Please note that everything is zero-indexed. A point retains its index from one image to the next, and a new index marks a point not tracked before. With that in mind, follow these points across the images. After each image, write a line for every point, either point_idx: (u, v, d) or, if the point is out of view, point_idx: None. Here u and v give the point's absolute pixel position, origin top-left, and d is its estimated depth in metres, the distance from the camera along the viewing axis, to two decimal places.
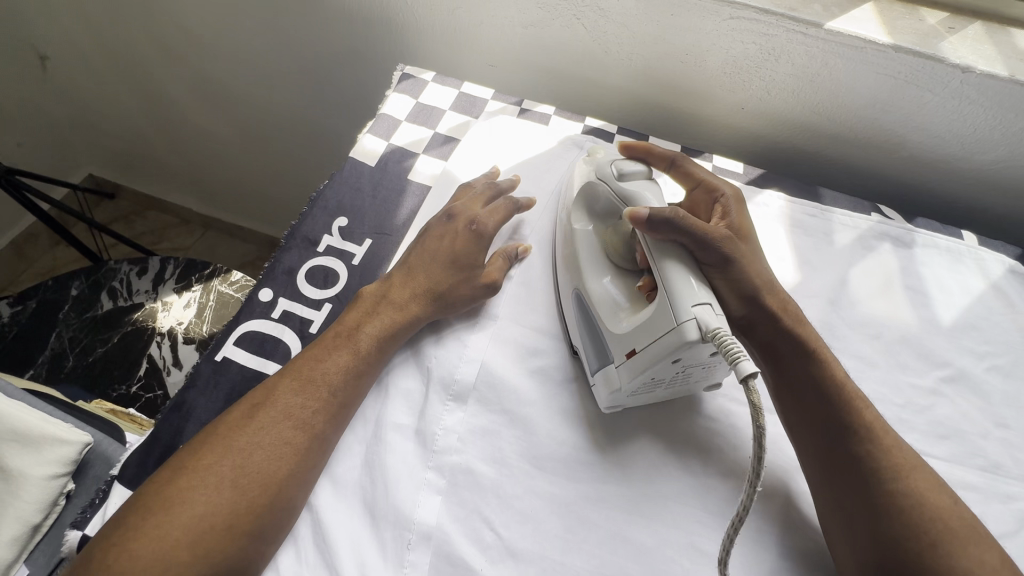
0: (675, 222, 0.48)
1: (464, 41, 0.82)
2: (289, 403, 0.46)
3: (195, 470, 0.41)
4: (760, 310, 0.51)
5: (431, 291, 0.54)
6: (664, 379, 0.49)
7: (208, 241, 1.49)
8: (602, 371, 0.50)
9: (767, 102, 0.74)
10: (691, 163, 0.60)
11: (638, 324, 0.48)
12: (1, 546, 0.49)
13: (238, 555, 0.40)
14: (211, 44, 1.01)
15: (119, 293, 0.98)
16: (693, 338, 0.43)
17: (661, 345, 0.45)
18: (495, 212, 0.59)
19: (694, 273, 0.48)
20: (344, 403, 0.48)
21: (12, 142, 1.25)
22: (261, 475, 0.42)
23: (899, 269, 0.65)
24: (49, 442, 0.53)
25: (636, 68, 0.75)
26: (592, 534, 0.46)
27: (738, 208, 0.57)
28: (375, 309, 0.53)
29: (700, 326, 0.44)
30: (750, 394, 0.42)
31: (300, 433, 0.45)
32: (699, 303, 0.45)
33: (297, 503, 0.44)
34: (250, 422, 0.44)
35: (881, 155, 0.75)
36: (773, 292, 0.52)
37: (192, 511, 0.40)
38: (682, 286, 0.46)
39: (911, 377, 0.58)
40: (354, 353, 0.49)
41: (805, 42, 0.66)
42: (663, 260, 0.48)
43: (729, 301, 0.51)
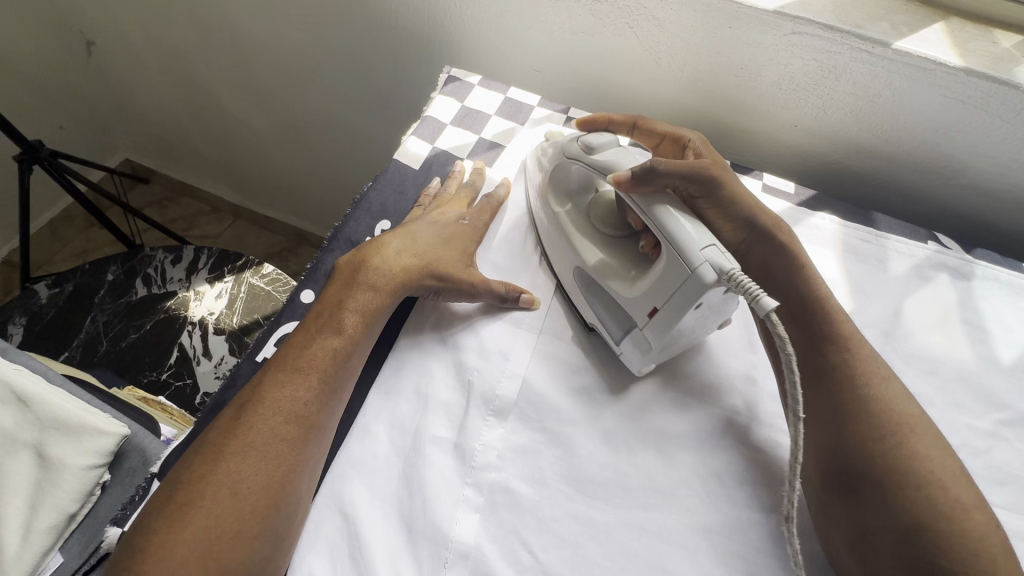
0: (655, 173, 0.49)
1: (511, 44, 0.81)
2: (277, 397, 0.45)
3: (193, 483, 0.41)
4: (751, 232, 0.55)
5: (423, 266, 0.54)
6: (690, 328, 0.49)
7: (237, 230, 1.51)
8: (628, 336, 0.51)
9: (823, 120, 0.71)
10: (651, 120, 0.64)
11: (652, 282, 0.48)
12: (39, 533, 0.50)
13: (257, 561, 0.40)
14: (253, 37, 1.01)
15: (153, 280, 0.99)
16: (711, 281, 0.44)
17: (682, 296, 0.45)
18: (483, 208, 0.62)
19: (683, 211, 0.48)
20: (335, 386, 0.48)
21: (54, 125, 1.27)
22: (261, 477, 0.41)
23: (957, 302, 0.62)
24: (89, 433, 0.53)
25: (687, 80, 0.73)
26: (631, 563, 0.45)
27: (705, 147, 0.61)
28: (354, 280, 0.53)
29: (715, 268, 0.44)
30: (775, 327, 0.43)
31: (293, 427, 0.44)
32: (705, 247, 0.45)
33: (305, 496, 0.44)
34: (239, 424, 0.43)
35: (940, 180, 0.72)
36: (764, 212, 0.55)
37: (198, 524, 0.39)
38: (683, 234, 0.46)
39: (967, 417, 0.55)
40: (339, 336, 0.49)
41: (869, 61, 0.63)
42: (652, 207, 0.48)
43: (724, 230, 0.56)
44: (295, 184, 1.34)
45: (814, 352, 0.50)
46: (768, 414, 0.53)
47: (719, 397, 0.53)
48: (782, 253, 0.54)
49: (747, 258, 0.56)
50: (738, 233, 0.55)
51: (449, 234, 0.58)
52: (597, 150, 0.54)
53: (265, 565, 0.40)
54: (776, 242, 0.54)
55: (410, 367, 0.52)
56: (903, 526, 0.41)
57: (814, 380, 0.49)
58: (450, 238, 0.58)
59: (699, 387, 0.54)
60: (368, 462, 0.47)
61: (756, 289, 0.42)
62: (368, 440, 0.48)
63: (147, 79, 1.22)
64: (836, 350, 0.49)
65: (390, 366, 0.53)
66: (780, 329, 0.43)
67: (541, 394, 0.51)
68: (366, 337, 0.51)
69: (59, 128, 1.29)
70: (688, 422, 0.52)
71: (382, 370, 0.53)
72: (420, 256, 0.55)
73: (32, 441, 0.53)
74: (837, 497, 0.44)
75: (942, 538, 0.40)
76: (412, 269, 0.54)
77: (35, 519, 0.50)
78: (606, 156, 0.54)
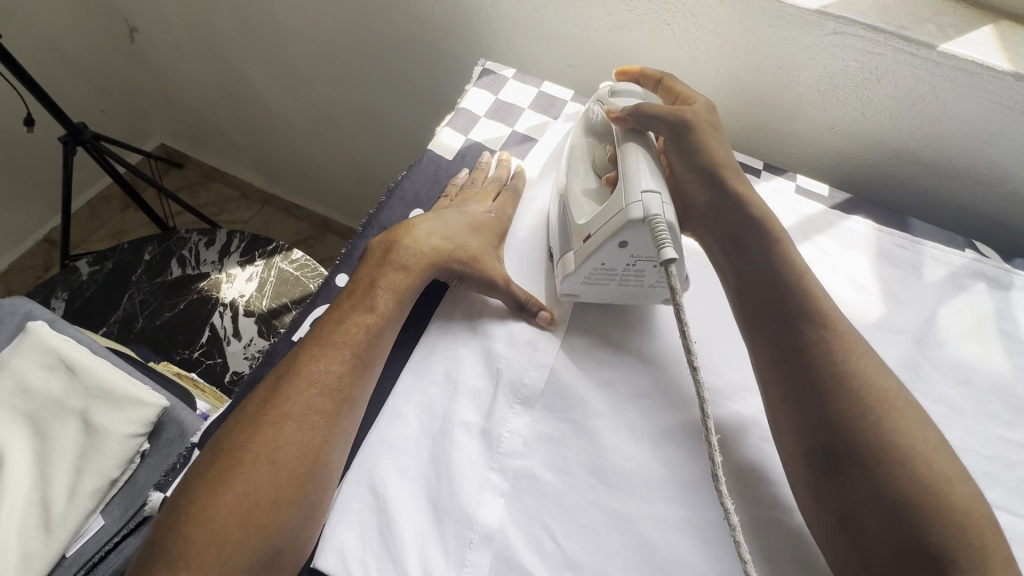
0: (639, 114, 0.55)
1: (547, 39, 0.81)
2: (312, 370, 0.46)
3: (233, 450, 0.42)
4: (715, 194, 0.56)
5: (455, 250, 0.55)
6: (615, 273, 0.52)
7: (266, 216, 1.55)
8: (562, 258, 0.54)
9: (862, 123, 0.70)
10: (677, 80, 0.64)
11: (595, 213, 0.52)
12: (84, 495, 0.52)
13: (292, 528, 0.41)
14: (289, 26, 1.03)
15: (187, 261, 1.02)
16: (635, 217, 0.47)
17: (609, 226, 0.48)
18: (504, 202, 0.62)
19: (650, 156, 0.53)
20: (368, 361, 0.49)
21: (96, 109, 1.32)
22: (298, 447, 0.43)
23: (994, 312, 0.61)
24: (131, 403, 0.56)
25: (722, 78, 0.73)
26: (653, 555, 0.45)
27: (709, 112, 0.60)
28: (386, 259, 0.54)
29: (645, 209, 0.47)
30: (671, 279, 0.45)
31: (328, 399, 0.46)
32: (647, 191, 0.48)
33: (337, 467, 0.45)
34: (276, 396, 0.45)
35: (981, 188, 0.70)
36: (734, 178, 0.56)
37: (238, 489, 0.41)
38: (636, 176, 0.50)
39: (1001, 430, 0.54)
40: (372, 313, 0.50)
41: (913, 63, 0.62)
42: (628, 142, 0.55)
43: (696, 193, 0.57)
44: (323, 173, 1.36)
45: (789, 325, 0.49)
46: None
47: (745, 396, 0.54)
48: (753, 226, 0.54)
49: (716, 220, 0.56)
50: (704, 193, 0.56)
51: (477, 221, 0.59)
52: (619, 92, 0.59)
53: (300, 533, 0.42)
54: (742, 207, 0.55)
55: (441, 352, 0.53)
56: (884, 499, 0.40)
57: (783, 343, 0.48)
58: (479, 227, 0.58)
59: (725, 386, 0.54)
60: (398, 443, 0.48)
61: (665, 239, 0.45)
62: (399, 421, 0.49)
63: (185, 66, 1.26)
64: (812, 325, 0.48)
65: (421, 351, 0.53)
66: (672, 282, 0.45)
67: (568, 385, 0.52)
68: (399, 316, 0.52)
69: (100, 111, 1.34)
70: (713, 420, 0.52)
71: (413, 353, 0.54)
72: (450, 239, 0.56)
73: (78, 408, 0.56)
74: (821, 473, 0.43)
75: (922, 511, 0.39)
76: (443, 252, 0.55)
77: (80, 482, 0.53)
78: (624, 100, 0.58)
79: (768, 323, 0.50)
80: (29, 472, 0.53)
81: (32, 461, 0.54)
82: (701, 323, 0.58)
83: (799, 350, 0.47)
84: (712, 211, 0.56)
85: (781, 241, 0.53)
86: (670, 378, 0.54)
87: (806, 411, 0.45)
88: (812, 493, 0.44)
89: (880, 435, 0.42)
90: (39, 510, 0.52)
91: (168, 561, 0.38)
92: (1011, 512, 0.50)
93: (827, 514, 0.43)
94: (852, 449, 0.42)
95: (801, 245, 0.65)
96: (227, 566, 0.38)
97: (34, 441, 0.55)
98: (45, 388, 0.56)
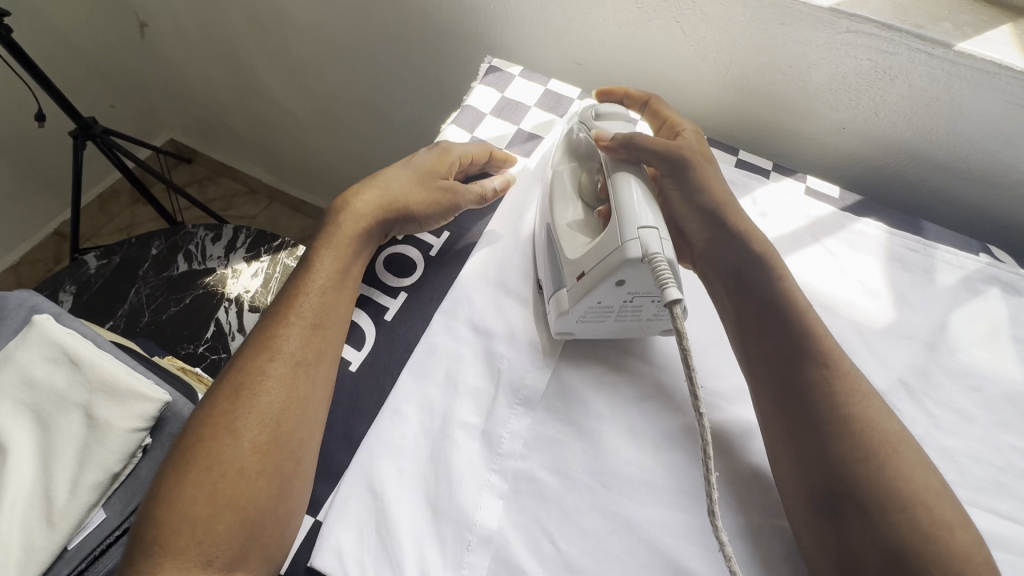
0: (633, 145, 0.54)
1: (554, 36, 0.80)
2: (261, 345, 0.49)
3: (194, 431, 0.45)
4: (715, 230, 0.55)
5: (392, 205, 0.57)
6: (612, 309, 0.50)
7: (273, 212, 1.55)
8: (555, 294, 0.52)
9: (874, 123, 0.69)
10: (663, 102, 0.64)
11: (589, 248, 0.50)
12: (85, 489, 0.53)
13: (265, 499, 0.43)
14: (297, 21, 1.03)
15: (194, 256, 1.03)
16: (634, 257, 0.45)
17: (606, 264, 0.47)
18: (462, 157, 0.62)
19: (644, 189, 0.51)
20: (316, 323, 0.50)
21: (106, 104, 1.33)
22: (255, 414, 0.45)
23: (1008, 318, 0.59)
24: (134, 398, 0.56)
25: (732, 77, 0.72)
26: (653, 560, 0.45)
27: (696, 139, 0.61)
28: (324, 231, 0.55)
29: (643, 246, 0.45)
30: (674, 319, 0.43)
31: (279, 366, 0.47)
32: (644, 226, 0.47)
33: (306, 433, 0.46)
34: (233, 373, 0.48)
35: (996, 190, 0.69)
36: (733, 212, 0.55)
37: (202, 468, 0.43)
38: (633, 210, 0.48)
39: (1013, 439, 0.53)
40: (316, 281, 0.52)
41: (928, 62, 0.61)
42: (618, 174, 0.52)
43: (691, 229, 0.56)
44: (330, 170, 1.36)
45: (791, 368, 0.47)
46: None
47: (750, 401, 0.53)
48: (753, 262, 0.52)
49: (712, 259, 0.54)
50: (701, 231, 0.55)
51: (410, 172, 0.59)
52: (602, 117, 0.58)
53: (278, 509, 0.43)
54: (743, 242, 0.54)
55: (442, 351, 0.53)
56: (887, 545, 0.39)
57: (785, 387, 0.47)
58: (423, 172, 0.59)
59: (729, 390, 0.54)
60: (397, 442, 0.48)
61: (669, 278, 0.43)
62: (399, 419, 0.49)
63: (194, 62, 1.26)
64: (815, 366, 0.47)
65: (422, 349, 0.53)
66: (676, 321, 0.43)
67: (569, 386, 0.52)
68: (348, 278, 0.54)
69: (110, 106, 1.35)
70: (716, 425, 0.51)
71: (413, 352, 0.53)
72: (382, 200, 0.57)
73: (81, 402, 0.56)
74: (824, 519, 0.42)
75: (925, 557, 0.38)
76: (384, 210, 0.57)
77: (82, 476, 0.53)
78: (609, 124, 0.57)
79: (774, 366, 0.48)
80: (32, 465, 0.54)
81: (35, 454, 0.54)
82: (705, 325, 0.58)
83: (803, 393, 0.46)
84: (712, 248, 0.55)
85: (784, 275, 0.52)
86: (675, 381, 0.53)
87: (810, 453, 0.44)
88: (814, 537, 0.43)
89: (888, 479, 0.41)
90: (41, 503, 0.52)
91: (145, 549, 0.41)
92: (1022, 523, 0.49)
93: (830, 560, 0.42)
94: (853, 493, 0.41)
95: (810, 247, 0.64)
96: (201, 543, 0.40)
97: (38, 434, 0.55)
98: (49, 382, 0.56)
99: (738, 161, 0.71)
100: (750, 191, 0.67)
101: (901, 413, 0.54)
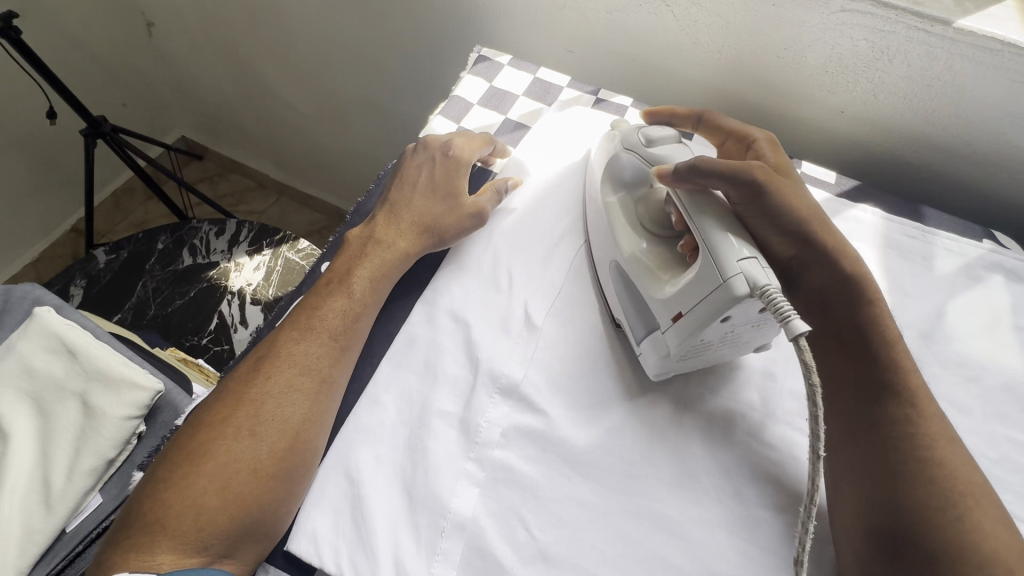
0: (702, 174, 0.47)
1: (544, 23, 0.79)
2: (293, 352, 0.48)
3: (212, 424, 0.44)
4: (806, 245, 0.50)
5: (428, 227, 0.57)
6: (716, 342, 0.47)
7: (281, 206, 1.58)
8: (650, 336, 0.49)
9: (872, 106, 0.67)
10: (719, 115, 0.59)
11: (679, 288, 0.46)
12: (81, 474, 0.54)
13: (271, 501, 0.43)
14: (295, 15, 1.03)
15: (198, 250, 1.05)
16: (741, 295, 0.41)
17: (709, 306, 0.42)
18: (473, 144, 0.61)
19: (735, 231, 0.45)
20: (347, 344, 0.50)
21: (117, 103, 1.37)
22: (276, 422, 0.45)
23: (1011, 306, 0.57)
24: (127, 386, 0.57)
25: (725, 61, 0.70)
26: (629, 551, 0.45)
27: (772, 149, 0.55)
28: (364, 250, 0.56)
29: (749, 281, 0.41)
30: (803, 354, 0.39)
31: (306, 378, 0.47)
32: (744, 257, 0.42)
33: (321, 443, 0.47)
34: (259, 373, 0.47)
35: (1002, 173, 0.66)
36: (823, 228, 0.50)
37: (216, 460, 0.43)
38: (725, 243, 0.43)
39: (1009, 430, 0.51)
40: (349, 296, 0.52)
41: (927, 41, 0.58)
42: (701, 217, 0.46)
43: (774, 246, 0.51)
44: (334, 164, 1.38)
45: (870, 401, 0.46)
46: (785, 412, 0.51)
47: (732, 389, 0.52)
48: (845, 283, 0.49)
49: (801, 277, 0.51)
50: (789, 249, 0.51)
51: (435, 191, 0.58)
52: (656, 144, 0.53)
53: (275, 507, 0.43)
54: (836, 265, 0.50)
55: (422, 340, 0.53)
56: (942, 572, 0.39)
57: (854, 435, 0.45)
58: (438, 192, 0.58)
59: (712, 379, 0.53)
60: (374, 430, 0.48)
61: (789, 309, 0.38)
62: (377, 407, 0.50)
63: (200, 59, 1.28)
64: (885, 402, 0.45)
65: (401, 338, 0.53)
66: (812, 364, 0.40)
67: (550, 380, 0.52)
68: (375, 301, 0.54)
69: (122, 105, 1.38)
70: (698, 414, 0.51)
71: (394, 341, 0.54)
72: (418, 226, 0.57)
73: (78, 391, 0.58)
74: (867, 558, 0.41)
75: None
76: (416, 236, 0.57)
77: (78, 461, 0.55)
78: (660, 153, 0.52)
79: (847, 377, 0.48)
80: (31, 451, 0.56)
81: (35, 440, 0.56)
82: None
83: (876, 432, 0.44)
84: (797, 269, 0.51)
85: (868, 297, 0.49)
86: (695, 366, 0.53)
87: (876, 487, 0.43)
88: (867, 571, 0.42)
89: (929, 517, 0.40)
90: (40, 486, 0.54)
91: (146, 525, 0.41)
92: (1013, 516, 0.47)
93: None
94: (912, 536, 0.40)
95: None
96: (203, 530, 0.41)
97: (38, 421, 0.57)
98: (48, 371, 0.58)
99: None
100: None
101: None
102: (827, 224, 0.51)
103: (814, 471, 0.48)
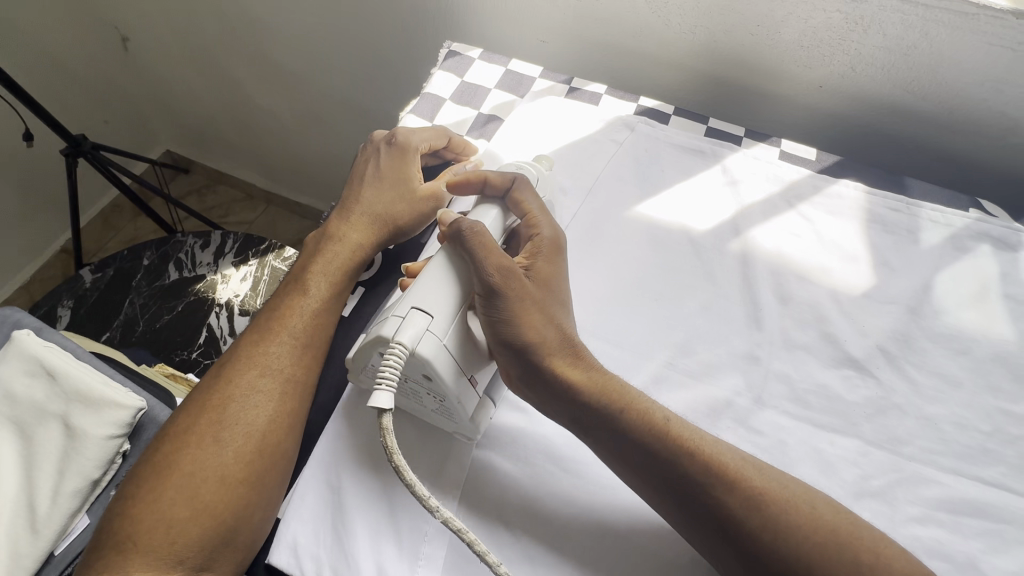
0: (462, 242, 0.45)
1: (516, 14, 0.78)
2: (253, 355, 0.48)
3: (177, 436, 0.44)
4: (539, 375, 0.44)
5: (383, 219, 0.56)
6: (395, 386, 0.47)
7: (270, 216, 1.54)
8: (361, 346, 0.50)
9: (851, 78, 0.65)
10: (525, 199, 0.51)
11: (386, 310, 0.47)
12: (66, 497, 0.54)
13: (243, 507, 0.43)
14: (267, 20, 1.02)
15: (184, 263, 1.04)
16: (385, 333, 0.42)
17: (373, 331, 0.44)
18: (427, 134, 0.60)
19: (449, 285, 0.45)
20: (308, 343, 0.50)
21: (99, 120, 1.35)
22: (242, 426, 0.45)
23: (999, 275, 0.56)
24: (109, 405, 0.57)
25: (699, 41, 0.69)
26: (613, 545, 0.44)
27: (551, 255, 0.49)
28: (321, 247, 0.55)
29: (396, 329, 0.41)
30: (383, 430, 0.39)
31: (267, 379, 0.47)
32: (417, 309, 0.42)
33: (293, 445, 0.46)
34: (220, 381, 0.47)
35: (985, 139, 0.65)
36: (574, 356, 0.45)
37: (182, 470, 0.43)
38: (422, 284, 0.44)
39: (1002, 402, 0.50)
40: (307, 295, 0.52)
41: (901, 9, 0.57)
42: (443, 258, 0.46)
43: (509, 368, 0.45)
44: (316, 169, 1.37)
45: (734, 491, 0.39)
46: (772, 395, 0.51)
47: (716, 374, 0.52)
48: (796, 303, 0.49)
49: (547, 409, 0.45)
50: (522, 376, 0.44)
51: (389, 183, 0.58)
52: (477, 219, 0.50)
53: (249, 512, 0.43)
54: (587, 402, 0.43)
55: None
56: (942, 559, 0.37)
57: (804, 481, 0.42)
58: (389, 183, 0.58)
59: (696, 367, 0.52)
60: (356, 436, 0.48)
61: (386, 377, 0.39)
62: (354, 414, 0.49)
63: (177, 71, 1.27)
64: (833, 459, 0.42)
65: None
66: (386, 436, 0.38)
67: None
68: (339, 298, 0.53)
69: (104, 122, 1.35)
70: (682, 403, 0.50)
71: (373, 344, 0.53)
72: (374, 218, 0.56)
73: (59, 413, 0.57)
74: None
75: None
76: (372, 229, 0.56)
77: (62, 483, 0.54)
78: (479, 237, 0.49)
79: (616, 460, 0.42)
80: (15, 476, 0.55)
81: (19, 465, 0.56)
82: (668, 303, 0.55)
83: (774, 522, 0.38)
84: (547, 402, 0.44)
85: None
86: (679, 357, 0.52)
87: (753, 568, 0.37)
88: None
89: None
90: (26, 511, 0.54)
91: (118, 543, 0.41)
92: (1010, 490, 0.46)
93: None
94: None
95: (785, 214, 0.60)
96: (177, 543, 0.40)
97: (20, 445, 0.57)
98: (29, 394, 0.58)
99: (709, 128, 0.69)
100: (721, 160, 0.64)
101: (881, 381, 0.51)
102: (583, 356, 0.45)
103: (801, 455, 0.48)
